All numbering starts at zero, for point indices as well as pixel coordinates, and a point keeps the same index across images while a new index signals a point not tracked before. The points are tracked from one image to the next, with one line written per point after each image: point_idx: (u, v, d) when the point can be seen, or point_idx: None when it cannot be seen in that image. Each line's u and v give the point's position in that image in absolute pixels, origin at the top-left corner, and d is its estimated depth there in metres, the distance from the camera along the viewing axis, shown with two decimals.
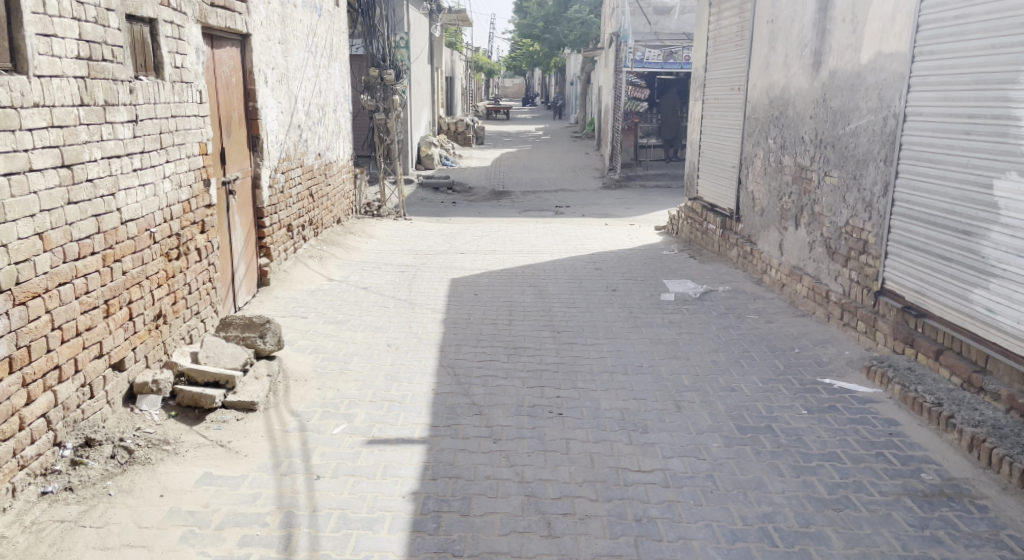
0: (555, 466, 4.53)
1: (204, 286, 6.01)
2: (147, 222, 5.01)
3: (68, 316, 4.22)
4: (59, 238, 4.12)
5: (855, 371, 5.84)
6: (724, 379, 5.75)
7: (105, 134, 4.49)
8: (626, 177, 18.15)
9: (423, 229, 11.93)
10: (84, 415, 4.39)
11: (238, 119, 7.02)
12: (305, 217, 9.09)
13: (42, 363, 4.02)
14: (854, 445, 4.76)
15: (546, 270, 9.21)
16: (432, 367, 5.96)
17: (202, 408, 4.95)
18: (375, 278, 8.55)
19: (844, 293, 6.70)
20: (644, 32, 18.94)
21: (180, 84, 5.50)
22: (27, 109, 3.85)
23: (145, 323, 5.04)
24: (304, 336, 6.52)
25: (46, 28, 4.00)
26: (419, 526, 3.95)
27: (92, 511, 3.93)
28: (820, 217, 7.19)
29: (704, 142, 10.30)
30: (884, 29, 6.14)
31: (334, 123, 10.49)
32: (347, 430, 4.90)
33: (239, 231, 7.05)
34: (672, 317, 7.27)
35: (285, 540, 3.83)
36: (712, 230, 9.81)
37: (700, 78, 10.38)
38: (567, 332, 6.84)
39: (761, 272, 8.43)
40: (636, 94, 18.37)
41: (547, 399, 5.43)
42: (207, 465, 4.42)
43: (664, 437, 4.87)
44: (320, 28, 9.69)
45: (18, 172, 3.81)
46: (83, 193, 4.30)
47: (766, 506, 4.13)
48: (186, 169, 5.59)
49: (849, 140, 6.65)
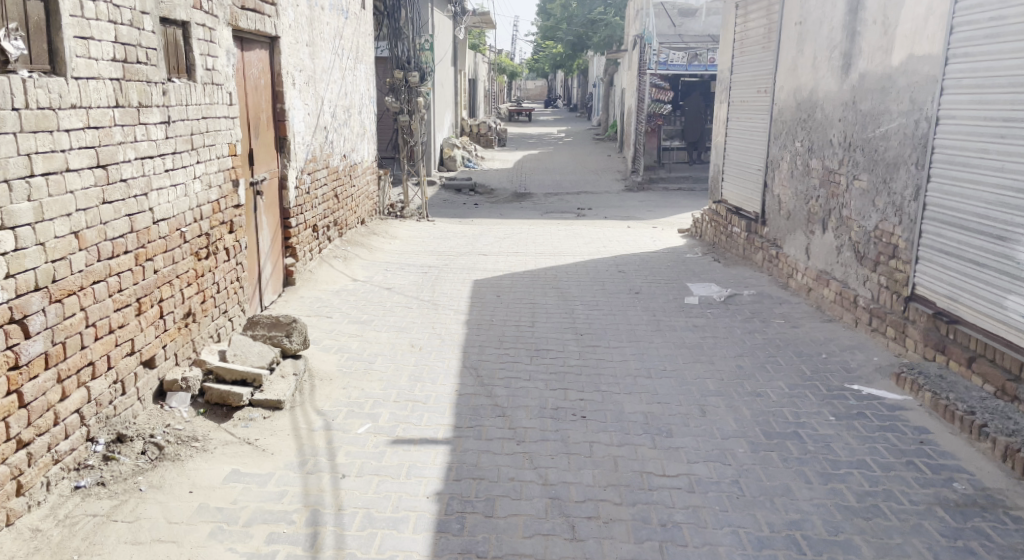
0: (578, 469, 4.54)
1: (232, 285, 6.08)
2: (178, 222, 5.08)
3: (102, 314, 4.28)
4: (94, 237, 4.18)
5: (883, 378, 5.80)
6: (750, 384, 5.73)
7: (139, 135, 4.56)
8: (649, 180, 18.12)
9: (446, 230, 12.00)
10: (116, 412, 4.47)
11: (266, 121, 7.09)
12: (330, 218, 9.16)
13: (77, 359, 4.08)
14: (884, 453, 4.73)
15: (569, 272, 9.20)
16: (456, 368, 5.99)
17: (230, 406, 5.01)
18: (398, 279, 8.60)
19: (873, 297, 6.66)
20: (669, 34, 18.85)
21: (211, 86, 5.57)
22: (65, 111, 3.91)
23: (175, 322, 5.11)
24: (329, 336, 6.58)
25: (84, 31, 4.07)
26: (443, 527, 3.97)
27: (123, 506, 3.99)
28: (848, 221, 7.14)
29: (729, 144, 10.24)
30: (915, 32, 6.10)
31: (359, 124, 10.56)
32: (372, 430, 4.94)
33: (266, 232, 7.13)
34: (696, 320, 7.25)
35: (311, 538, 3.87)
36: (737, 234, 9.77)
37: (726, 80, 10.33)
38: (591, 334, 6.85)
39: (787, 276, 8.38)
40: (660, 95, 18.45)
41: (570, 401, 5.44)
42: (235, 463, 4.47)
43: (689, 441, 4.86)
44: (347, 30, 9.77)
45: (56, 172, 3.87)
46: (118, 193, 4.37)
47: (794, 513, 4.12)
48: (216, 170, 5.66)
49: (879, 144, 6.61)
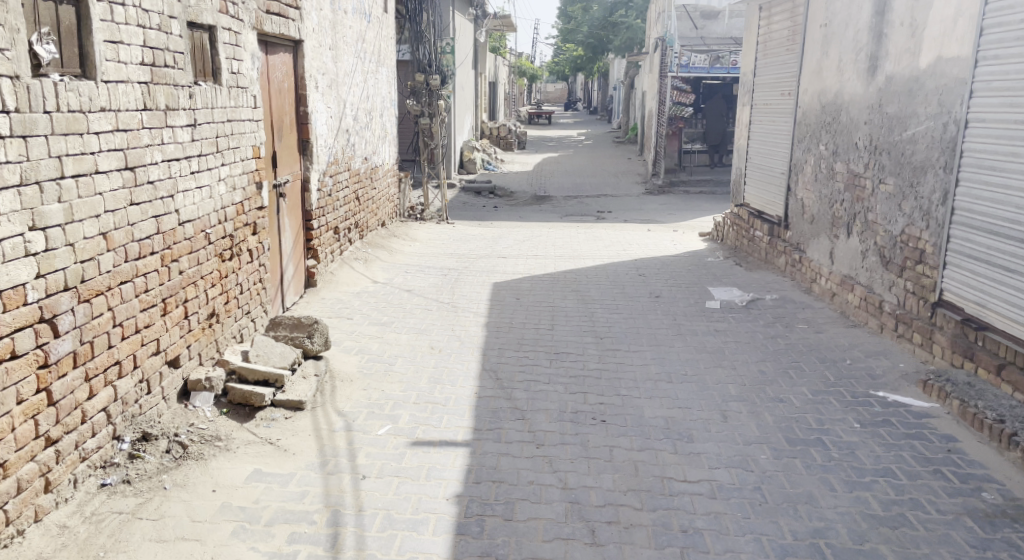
0: (598, 473, 4.54)
1: (255, 286, 6.14)
2: (203, 223, 5.14)
3: (129, 314, 4.34)
4: (122, 238, 4.24)
5: (910, 385, 5.75)
6: (772, 390, 5.71)
7: (166, 138, 4.62)
8: (670, 183, 18.07)
9: (465, 233, 12.03)
10: (142, 410, 4.53)
11: (289, 124, 7.15)
12: (351, 220, 9.23)
13: (104, 358, 4.14)
14: (910, 461, 4.69)
15: (589, 275, 9.20)
16: (475, 371, 6.01)
17: (253, 406, 5.05)
18: (418, 281, 8.64)
19: (899, 303, 6.61)
20: (692, 36, 18.84)
21: (237, 89, 5.64)
22: (94, 114, 3.97)
23: (199, 322, 5.17)
24: (350, 337, 6.62)
25: (113, 35, 4.13)
26: (463, 529, 3.99)
27: (148, 504, 4.04)
28: (873, 226, 7.09)
29: (751, 148, 10.20)
30: (944, 34, 6.06)
31: (380, 127, 10.63)
32: (392, 431, 4.97)
33: (288, 233, 7.19)
34: (717, 324, 7.23)
35: (332, 538, 3.90)
36: (759, 238, 9.72)
37: (749, 83, 10.29)
38: (610, 338, 6.84)
39: (810, 281, 8.33)
40: (682, 98, 18.29)
41: (589, 405, 5.44)
42: (257, 462, 4.51)
43: (711, 447, 4.85)
44: (369, 34, 9.83)
45: (85, 174, 3.92)
46: (145, 195, 4.43)
47: (818, 521, 4.10)
48: (240, 172, 5.72)
49: (906, 147, 6.56)
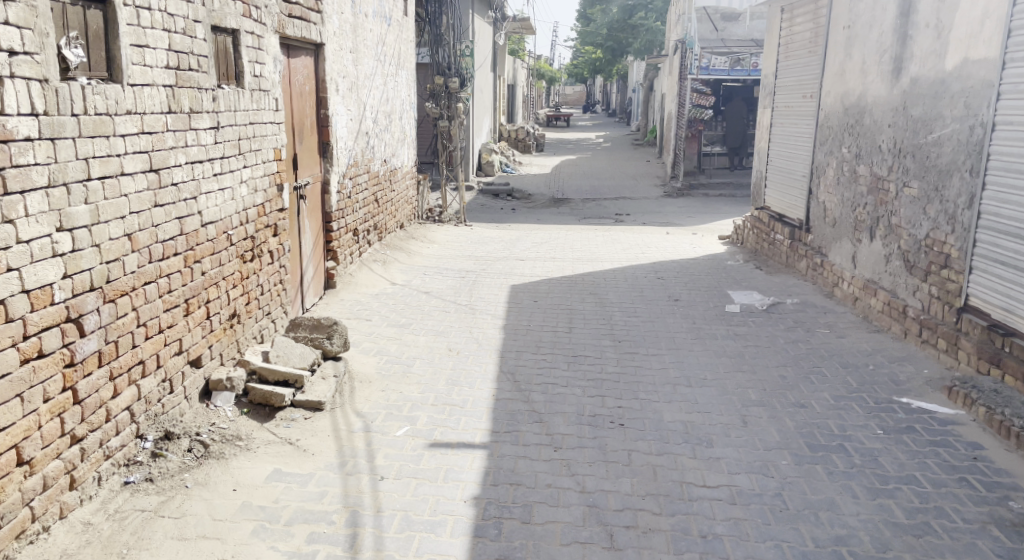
0: (616, 477, 4.55)
1: (275, 287, 6.19)
2: (225, 225, 5.19)
3: (152, 314, 4.40)
4: (146, 239, 4.30)
5: (934, 392, 5.71)
6: (794, 395, 5.68)
7: (190, 141, 4.68)
8: (689, 186, 18.00)
9: (483, 235, 12.06)
10: (164, 410, 4.59)
11: (310, 126, 7.21)
12: (370, 222, 9.29)
13: (128, 358, 4.20)
14: (935, 469, 4.66)
15: (607, 278, 9.20)
16: (493, 373, 6.02)
17: (273, 407, 5.09)
18: (436, 283, 8.67)
19: (924, 308, 6.56)
20: (711, 38, 18.61)
21: (259, 92, 5.69)
22: (121, 117, 4.02)
23: (221, 323, 5.22)
24: (368, 338, 6.66)
25: (140, 39, 4.19)
26: (481, 531, 4.01)
27: (170, 502, 4.08)
28: (897, 230, 7.05)
29: (772, 151, 10.17)
30: (970, 36, 6.01)
31: (399, 130, 10.68)
32: (410, 433, 5.00)
33: (308, 235, 7.25)
34: (737, 329, 7.20)
35: (351, 539, 3.93)
36: (780, 241, 9.68)
37: (770, 86, 10.26)
38: (628, 341, 6.84)
39: (832, 285, 8.28)
40: (701, 100, 18.17)
41: (607, 408, 5.44)
42: (277, 462, 4.55)
43: (730, 452, 4.84)
44: (389, 37, 9.88)
45: (111, 176, 3.98)
46: (169, 197, 4.48)
47: (840, 528, 4.08)
48: (262, 174, 5.77)
49: (931, 150, 6.52)
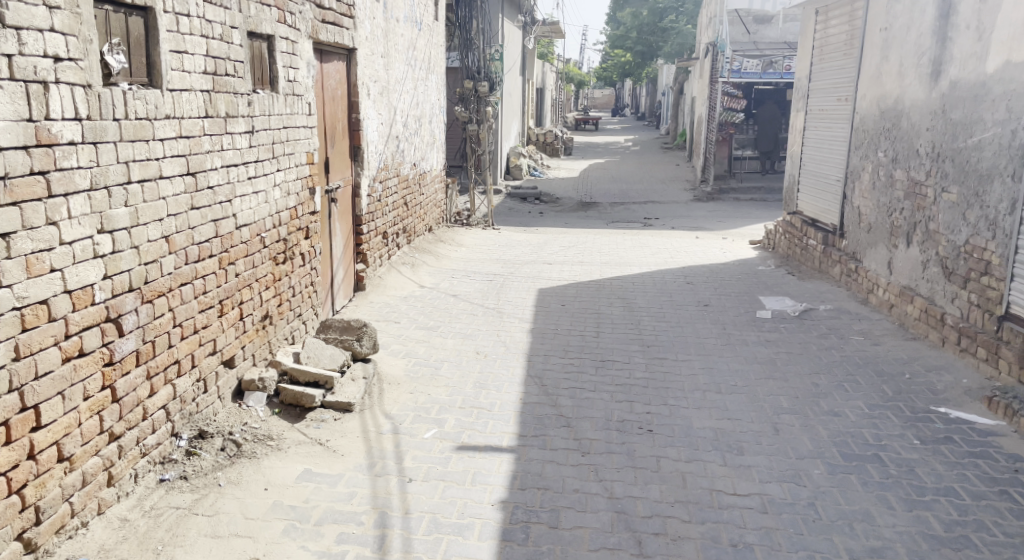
0: (644, 484, 4.54)
1: (307, 289, 6.27)
2: (258, 227, 5.27)
3: (188, 315, 4.48)
4: (183, 241, 4.38)
5: (973, 402, 5.63)
6: (827, 403, 5.64)
7: (226, 144, 4.76)
8: (719, 190, 17.90)
9: (510, 239, 12.09)
10: (198, 409, 4.67)
11: (341, 130, 7.29)
12: (399, 225, 9.36)
13: (164, 358, 4.28)
14: (974, 481, 4.60)
15: (636, 282, 9.19)
16: (520, 377, 6.04)
17: (303, 407, 5.16)
18: (464, 286, 8.72)
19: (963, 316, 6.48)
20: (743, 41, 18.62)
21: (293, 96, 5.78)
22: (159, 121, 4.11)
23: (254, 324, 5.30)
24: (398, 341, 6.72)
25: (179, 45, 4.27)
26: (508, 535, 4.03)
27: (203, 500, 4.15)
28: (934, 235, 6.97)
29: (805, 154, 10.09)
30: (1012, 38, 5.94)
31: (429, 134, 10.75)
32: (438, 435, 5.03)
33: (339, 237, 7.32)
34: (768, 335, 7.16)
35: (379, 540, 3.97)
36: (812, 246, 9.60)
37: (803, 88, 10.19)
38: (657, 346, 6.83)
39: (866, 292, 8.20)
40: (733, 103, 17.93)
41: (636, 414, 5.44)
42: (307, 462, 4.61)
43: (761, 460, 4.81)
44: (420, 41, 9.95)
45: (150, 179, 4.07)
46: (205, 199, 4.57)
47: (875, 540, 4.04)
48: (294, 177, 5.85)
49: (971, 154, 6.44)
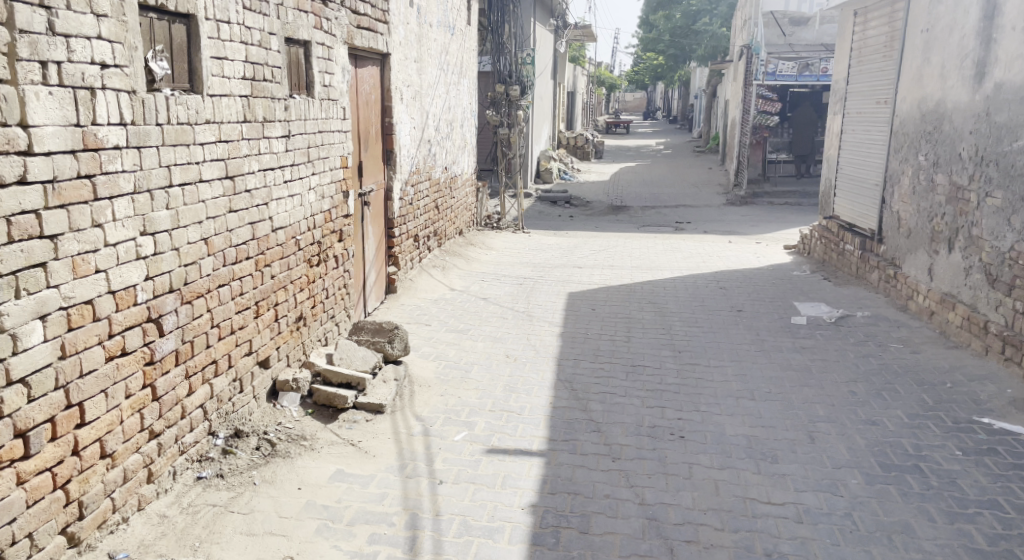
0: (676, 490, 4.54)
1: (340, 291, 6.35)
2: (294, 230, 5.35)
3: (225, 315, 4.56)
4: (221, 243, 4.46)
5: (1017, 413, 5.54)
6: (864, 411, 5.58)
7: (263, 148, 4.84)
8: (752, 195, 17.78)
9: (540, 242, 12.11)
10: (233, 408, 4.75)
11: (375, 134, 7.36)
12: (430, 228, 9.43)
13: (202, 358, 4.36)
14: (1018, 494, 4.52)
15: (667, 287, 9.16)
16: (550, 381, 6.05)
17: (336, 408, 5.22)
18: (494, 289, 8.75)
19: (1007, 323, 6.37)
20: (778, 43, 17.84)
21: (328, 101, 5.85)
22: (200, 126, 4.19)
23: (288, 325, 5.37)
24: (429, 343, 6.77)
25: (219, 51, 4.36)
26: (539, 539, 4.05)
27: (239, 498, 4.22)
28: (978, 241, 6.87)
29: (842, 158, 10.00)
30: None
31: (460, 137, 10.81)
32: (468, 438, 5.07)
33: (371, 240, 7.39)
34: (803, 342, 7.10)
35: (410, 541, 4.01)
36: (849, 252, 9.49)
37: (840, 91, 10.10)
38: (689, 352, 6.80)
39: (905, 299, 8.09)
40: (767, 106, 18.11)
41: (667, 420, 5.43)
42: (340, 463, 4.67)
43: (796, 469, 4.78)
44: (453, 46, 10.02)
45: (191, 183, 4.15)
46: (242, 203, 4.65)
47: (915, 552, 4.00)
48: (329, 181, 5.93)
49: (1016, 158, 6.35)
